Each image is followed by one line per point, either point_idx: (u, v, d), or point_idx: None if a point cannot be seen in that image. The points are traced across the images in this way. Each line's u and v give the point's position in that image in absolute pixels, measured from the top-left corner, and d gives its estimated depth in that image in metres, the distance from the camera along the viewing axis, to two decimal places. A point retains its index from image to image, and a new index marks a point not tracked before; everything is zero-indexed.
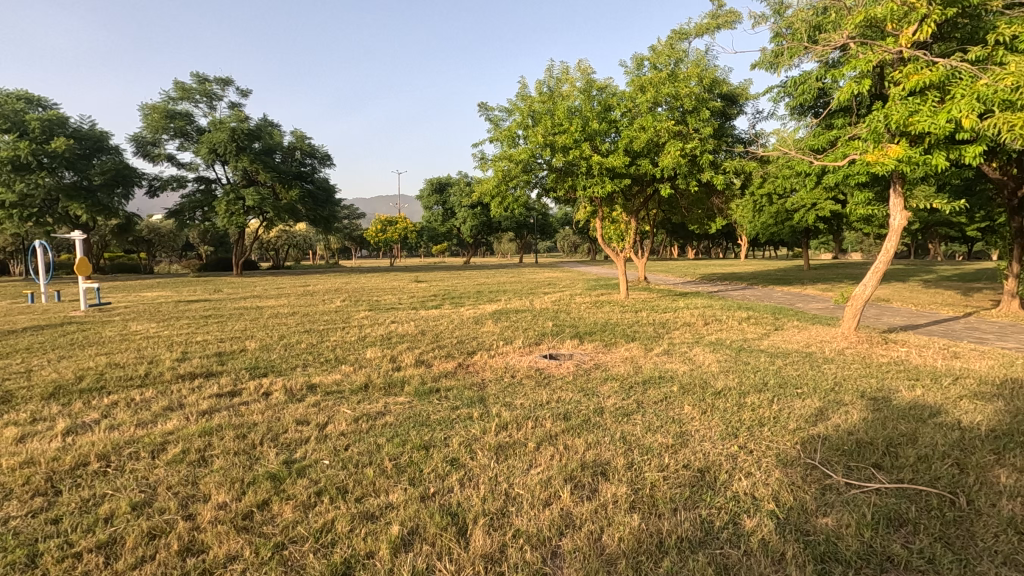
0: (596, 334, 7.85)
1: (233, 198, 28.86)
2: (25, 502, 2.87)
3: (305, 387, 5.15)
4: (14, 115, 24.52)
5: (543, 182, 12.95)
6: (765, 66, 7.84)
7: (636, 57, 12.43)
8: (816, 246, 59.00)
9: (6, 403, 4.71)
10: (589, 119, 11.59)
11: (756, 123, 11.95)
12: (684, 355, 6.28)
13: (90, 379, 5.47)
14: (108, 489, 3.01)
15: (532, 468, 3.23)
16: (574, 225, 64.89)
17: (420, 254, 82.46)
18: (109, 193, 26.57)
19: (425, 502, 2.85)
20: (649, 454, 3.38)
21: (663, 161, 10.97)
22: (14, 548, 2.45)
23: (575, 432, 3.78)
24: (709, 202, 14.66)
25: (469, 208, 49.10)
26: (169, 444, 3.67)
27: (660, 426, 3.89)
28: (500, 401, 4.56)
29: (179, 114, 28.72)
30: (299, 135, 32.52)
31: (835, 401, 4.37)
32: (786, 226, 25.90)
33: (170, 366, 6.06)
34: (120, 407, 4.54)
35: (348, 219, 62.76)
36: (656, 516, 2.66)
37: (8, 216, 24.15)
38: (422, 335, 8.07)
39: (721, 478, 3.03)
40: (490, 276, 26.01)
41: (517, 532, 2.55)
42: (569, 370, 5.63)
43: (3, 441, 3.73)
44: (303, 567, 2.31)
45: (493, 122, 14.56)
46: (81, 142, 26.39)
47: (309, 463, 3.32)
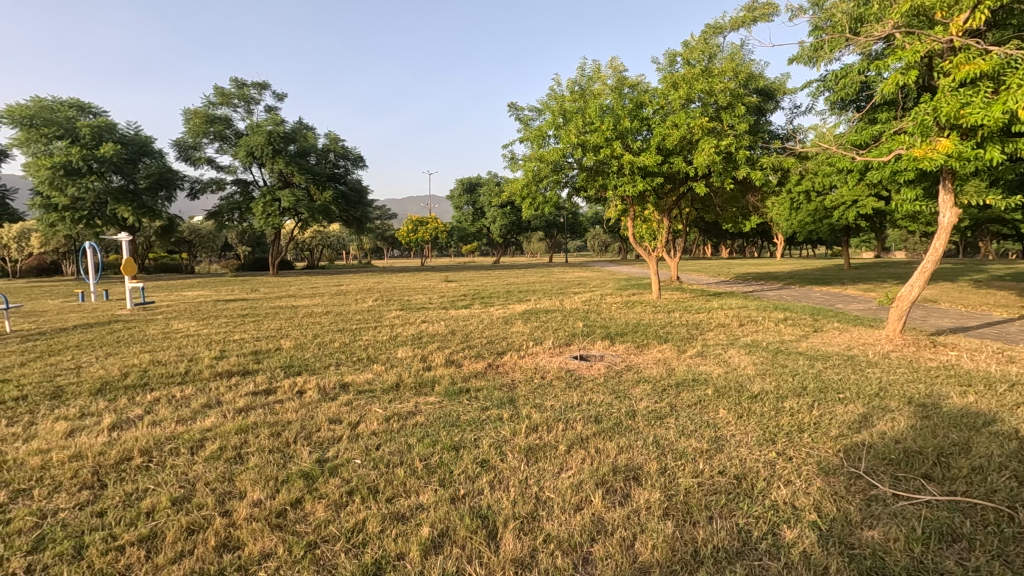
0: (628, 335, 7.73)
1: (270, 199, 29.63)
2: (73, 495, 2.99)
3: (338, 386, 5.22)
4: (67, 122, 25.74)
5: (573, 182, 12.90)
6: (804, 60, 7.62)
7: (669, 53, 12.22)
8: (858, 246, 57.04)
9: (57, 398, 4.92)
10: (620, 118, 11.48)
11: (794, 118, 11.59)
12: (720, 357, 6.12)
13: (134, 376, 5.66)
14: (150, 484, 3.10)
15: (564, 472, 3.19)
16: (604, 224, 64.35)
17: (451, 254, 83.20)
18: (154, 195, 27.59)
19: (455, 504, 2.85)
20: (684, 459, 3.30)
21: (697, 159, 10.72)
22: (62, 539, 2.55)
23: (607, 436, 3.72)
24: (744, 200, 14.30)
25: (499, 207, 49.27)
26: (207, 441, 3.77)
27: (694, 430, 3.79)
28: (530, 402, 4.54)
29: (219, 118, 29.61)
30: (333, 137, 33.12)
31: (879, 407, 4.19)
32: (825, 224, 25.09)
33: (209, 364, 6.23)
34: (162, 404, 4.69)
35: (381, 220, 63.87)
36: (691, 524, 2.59)
37: (61, 219, 25.33)
38: (451, 334, 8.09)
39: (761, 486, 2.92)
40: (521, 275, 26.06)
41: (548, 537, 2.51)
42: (600, 372, 5.58)
43: (53, 435, 3.89)
44: (334, 567, 2.33)
45: (524, 121, 14.55)
46: (127, 147, 27.48)
47: (341, 463, 3.36)
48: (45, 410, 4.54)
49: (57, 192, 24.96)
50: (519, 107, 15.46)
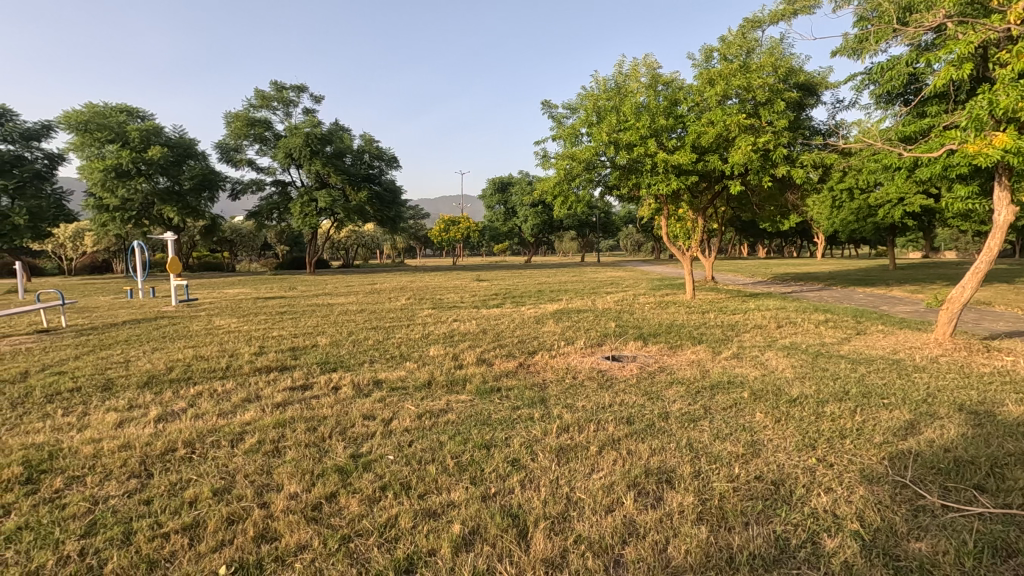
0: (661, 336, 7.62)
1: (307, 200, 30.34)
2: (123, 483, 3.13)
3: (372, 383, 5.32)
4: (117, 126, 26.90)
5: (606, 180, 12.81)
6: (847, 53, 7.38)
7: (705, 49, 11.96)
8: (905, 246, 54.83)
9: (108, 390, 5.16)
10: (654, 115, 11.33)
11: (836, 114, 11.17)
12: (757, 359, 5.97)
13: (178, 370, 5.88)
14: (193, 474, 3.22)
15: (595, 473, 3.17)
16: (637, 224, 63.60)
17: (482, 253, 83.74)
18: (197, 196, 28.64)
19: (486, 502, 2.86)
20: (718, 463, 3.23)
21: (733, 157, 10.46)
22: (112, 524, 2.67)
23: (640, 437, 3.68)
24: (783, 199, 13.91)
25: (531, 207, 49.27)
26: (246, 434, 3.88)
27: (730, 433, 3.71)
28: (561, 402, 4.52)
29: (259, 120, 30.38)
30: (368, 138, 33.62)
31: (927, 414, 4.01)
32: (869, 223, 24.17)
33: (249, 359, 6.42)
34: (204, 397, 4.86)
35: (414, 220, 64.67)
36: (726, 530, 2.53)
37: (111, 219, 26.50)
38: (483, 333, 8.11)
39: (800, 493, 2.83)
40: (553, 275, 25.97)
41: (579, 538, 2.50)
42: (632, 373, 5.50)
43: (104, 425, 4.07)
44: (368, 560, 2.36)
45: (557, 119, 14.53)
46: (173, 150, 28.56)
47: (374, 458, 3.42)
48: (97, 401, 4.77)
49: (109, 194, 26.15)
50: (553, 105, 15.43)
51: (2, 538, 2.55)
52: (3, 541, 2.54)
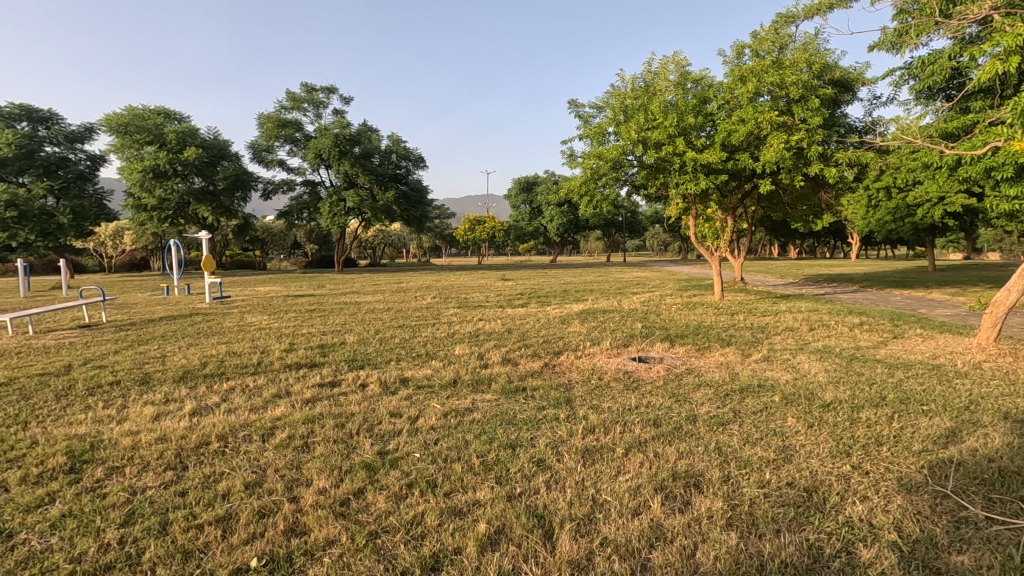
0: (688, 337, 7.51)
1: (336, 199, 30.84)
2: (160, 474, 3.23)
3: (399, 380, 5.38)
4: (156, 128, 27.78)
5: (633, 179, 12.70)
6: (886, 47, 7.16)
7: (736, 45, 11.75)
8: (945, 247, 52.90)
9: (145, 384, 5.33)
10: (684, 113, 11.20)
11: (874, 110, 10.83)
12: (788, 363, 5.83)
13: (212, 366, 6.04)
14: (226, 468, 3.30)
15: (621, 475, 3.13)
16: (664, 224, 62.83)
17: (507, 252, 83.86)
18: (230, 196, 29.35)
19: (512, 502, 2.85)
20: (748, 468, 3.16)
21: (765, 155, 10.24)
22: (149, 515, 2.75)
23: (667, 440, 3.63)
24: (817, 198, 13.56)
25: (557, 206, 49.10)
26: (277, 429, 3.97)
27: (760, 438, 3.63)
28: (587, 403, 4.49)
29: (290, 121, 30.98)
30: (395, 139, 33.97)
31: (970, 422, 3.86)
32: (908, 223, 23.39)
33: (279, 356, 6.56)
34: (237, 392, 4.98)
35: (440, 219, 65.10)
36: (757, 537, 2.48)
37: (149, 218, 27.35)
38: (508, 333, 8.10)
39: (834, 501, 2.75)
40: (578, 275, 25.80)
41: (605, 540, 2.48)
42: (659, 375, 5.43)
43: (142, 418, 4.21)
44: (394, 557, 2.39)
45: (583, 118, 14.48)
46: (208, 150, 29.33)
47: (401, 456, 3.45)
48: (135, 394, 4.93)
49: (147, 194, 27.03)
50: (579, 105, 15.39)
51: (47, 524, 2.66)
52: (48, 527, 2.64)
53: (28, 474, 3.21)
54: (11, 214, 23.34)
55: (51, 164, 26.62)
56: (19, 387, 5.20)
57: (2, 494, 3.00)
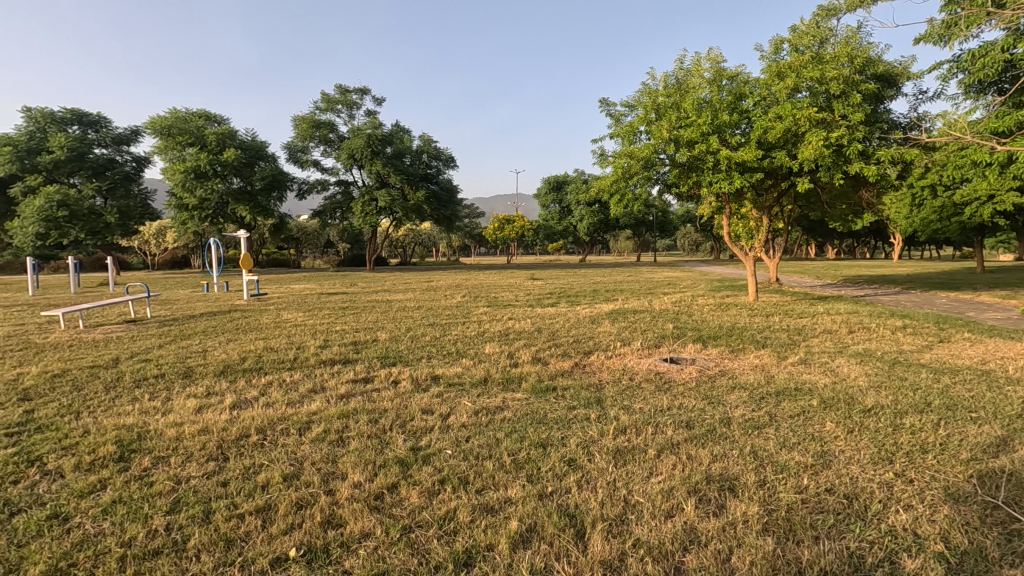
0: (722, 339, 7.38)
1: (369, 199, 31.33)
2: (202, 465, 3.34)
3: (430, 377, 5.44)
4: (197, 130, 28.72)
5: (665, 178, 12.55)
6: (933, 40, 6.89)
7: (774, 40, 11.48)
8: (995, 248, 50.58)
9: (187, 377, 5.54)
10: (718, 111, 11.00)
11: (920, 106, 10.43)
12: (826, 366, 5.67)
13: (251, 361, 6.23)
14: (264, 460, 3.40)
15: (653, 477, 3.11)
16: (696, 224, 61.78)
17: (536, 251, 83.72)
18: (267, 196, 30.08)
19: (543, 500, 2.86)
20: (785, 473, 3.09)
21: (803, 153, 9.96)
22: (193, 503, 2.86)
23: (700, 443, 3.57)
24: (857, 197, 13.13)
25: (586, 205, 48.81)
26: (313, 423, 4.06)
27: (797, 442, 3.55)
28: (618, 404, 4.45)
29: (324, 122, 31.62)
30: (426, 139, 34.29)
31: (1023, 431, 3.68)
32: (954, 223, 22.44)
33: (314, 352, 6.72)
34: (274, 387, 5.13)
35: (469, 219, 65.42)
36: (795, 543, 2.43)
37: (190, 218, 28.30)
38: (538, 333, 8.10)
39: (877, 509, 2.67)
40: (608, 275, 25.54)
41: (638, 542, 2.46)
42: (691, 376, 5.35)
43: (185, 410, 4.38)
44: (428, 551, 2.42)
45: (614, 117, 14.37)
46: (246, 151, 30.13)
47: (433, 452, 3.49)
48: (179, 387, 5.13)
49: (188, 194, 27.97)
50: (611, 103, 15.27)
51: (99, 509, 2.79)
52: (100, 512, 2.77)
53: (81, 461, 3.37)
54: (63, 214, 24.47)
55: (100, 166, 27.74)
56: (71, 378, 5.45)
57: (59, 479, 3.16)
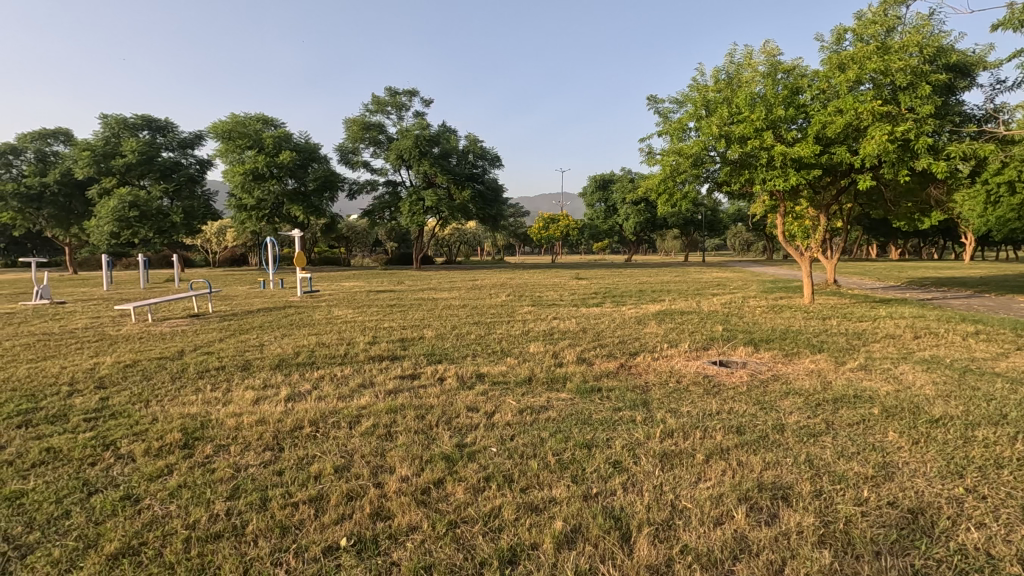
0: (774, 342, 7.11)
1: (416, 199, 31.88)
2: (259, 454, 3.50)
3: (475, 376, 5.50)
4: (255, 134, 30.00)
5: (715, 176, 12.26)
6: (1011, 25, 6.41)
7: (836, 30, 10.98)
8: None
9: (246, 370, 5.80)
10: (773, 105, 10.62)
11: (998, 96, 9.72)
12: (889, 373, 5.37)
13: (304, 355, 6.46)
14: (317, 451, 3.52)
15: (702, 482, 3.03)
16: (748, 223, 59.82)
17: (580, 250, 83.03)
18: (320, 196, 31.06)
19: (588, 501, 2.84)
20: (843, 484, 2.96)
21: (864, 148, 9.46)
22: (251, 490, 3.00)
23: (751, 449, 3.46)
24: (924, 194, 12.38)
25: (633, 204, 48.12)
26: (363, 417, 4.18)
27: (856, 452, 3.39)
28: (665, 406, 4.36)
29: (374, 124, 32.40)
30: (473, 139, 34.61)
31: None
32: None
33: (364, 348, 6.90)
34: (326, 381, 5.32)
35: (514, 218, 65.58)
36: (852, 558, 2.32)
37: (248, 218, 29.62)
38: (583, 333, 8.04)
39: (945, 526, 2.51)
40: (655, 275, 25.01)
41: (685, 548, 2.41)
42: (742, 380, 5.19)
43: (244, 401, 4.59)
44: (473, 547, 2.45)
45: (662, 114, 14.12)
46: (300, 153, 31.23)
47: (478, 449, 3.53)
48: (238, 379, 5.39)
49: (247, 195, 29.28)
50: (659, 99, 15.00)
51: (167, 492, 2.96)
52: (167, 496, 2.94)
53: (151, 447, 3.58)
54: (134, 214, 26.05)
55: (167, 168, 29.36)
56: (140, 368, 5.81)
57: (130, 463, 3.37)
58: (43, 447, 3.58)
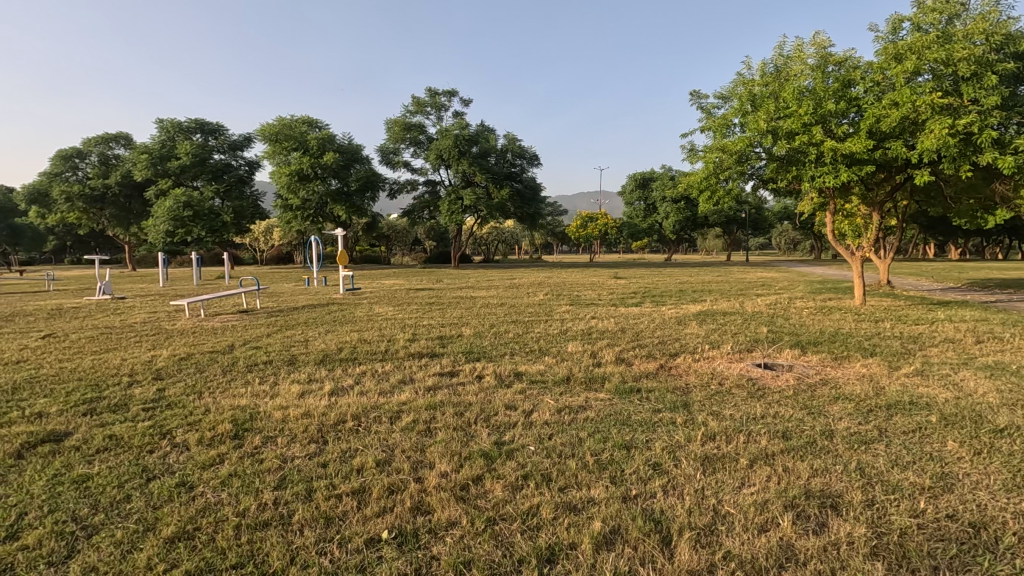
0: (823, 345, 6.85)
1: (455, 198, 32.15)
2: (305, 446, 3.60)
3: (513, 374, 5.52)
4: (301, 136, 30.94)
5: (760, 173, 11.94)
6: None
7: (893, 18, 10.49)
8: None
9: (292, 364, 6.00)
10: (823, 99, 10.23)
11: None
12: (948, 379, 5.09)
13: (347, 351, 6.63)
14: (359, 445, 3.61)
15: (745, 487, 2.96)
16: (795, 221, 57.78)
17: (619, 249, 82.21)
18: (361, 196, 31.71)
19: (627, 503, 2.81)
20: (897, 494, 2.83)
21: (923, 143, 8.97)
22: (297, 481, 3.10)
23: (798, 455, 3.35)
24: (989, 190, 11.67)
25: (673, 202, 47.25)
26: (403, 413, 4.26)
27: (911, 461, 3.23)
28: (706, 409, 4.27)
29: (415, 125, 32.91)
30: (511, 138, 34.72)
31: None
32: None
33: (404, 345, 7.02)
34: (367, 376, 5.44)
35: (551, 217, 65.40)
36: (906, 572, 2.22)
37: (294, 217, 30.52)
38: (622, 332, 7.95)
39: (1011, 542, 2.37)
40: (697, 275, 24.21)
41: (728, 554, 2.36)
42: (788, 383, 5.03)
43: (290, 395, 4.75)
44: (512, 544, 2.47)
45: (705, 110, 13.81)
46: (343, 154, 31.98)
47: (516, 447, 3.54)
48: (284, 373, 5.58)
49: (293, 195, 30.18)
50: (702, 95, 14.69)
51: (219, 481, 3.09)
52: (219, 484, 3.07)
53: (204, 437, 3.74)
54: (187, 213, 27.23)
55: (219, 170, 30.57)
56: (194, 361, 6.08)
57: (186, 451, 3.53)
58: (106, 434, 3.79)
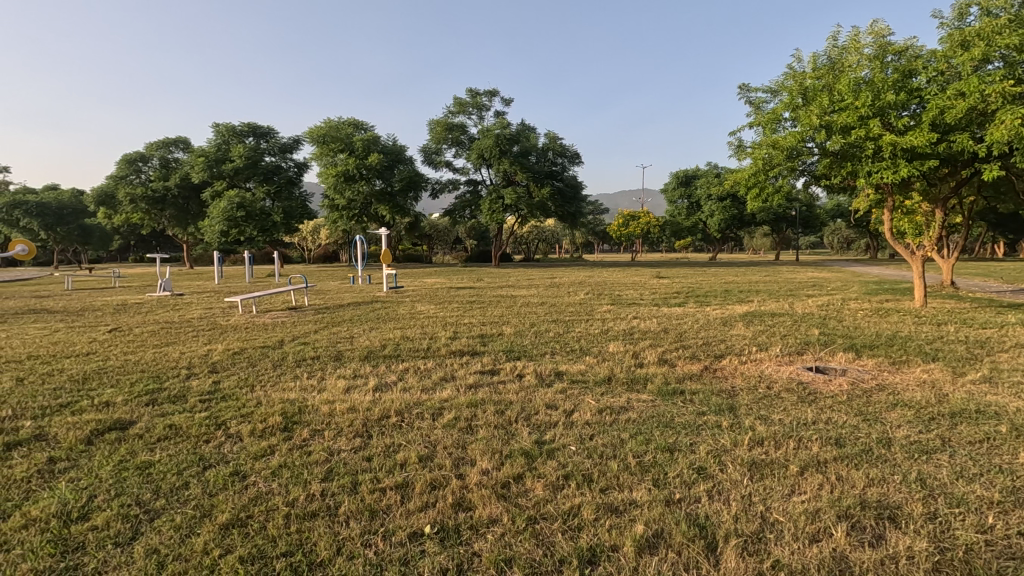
0: (879, 349, 6.52)
1: (496, 197, 32.28)
2: (350, 440, 3.70)
3: (554, 373, 5.51)
4: (347, 138, 31.76)
5: (812, 169, 11.50)
6: None
7: (958, 4, 9.89)
8: None
9: (337, 360, 6.18)
10: (882, 90, 9.74)
11: None
12: (1020, 387, 4.75)
13: (390, 348, 6.76)
14: (402, 440, 3.67)
15: (796, 495, 2.86)
16: (848, 219, 55.25)
17: (660, 248, 80.75)
18: (405, 196, 32.25)
19: (670, 506, 2.76)
20: (962, 507, 2.67)
21: (992, 135, 8.40)
22: (343, 474, 3.18)
23: (852, 463, 3.21)
24: None
25: (718, 199, 46.00)
26: (444, 410, 4.30)
27: (978, 473, 3.04)
28: (753, 413, 4.14)
29: (456, 125, 33.24)
30: (553, 136, 34.61)
31: None
32: None
33: (445, 343, 7.10)
34: (410, 372, 5.55)
35: (592, 216, 64.84)
36: None
37: (340, 217, 31.34)
38: (665, 333, 7.79)
39: None
40: (744, 275, 23.42)
41: (778, 563, 2.28)
42: (841, 388, 4.81)
43: (336, 390, 4.88)
44: (552, 544, 2.46)
45: (754, 104, 13.38)
46: (387, 155, 32.60)
47: (557, 447, 3.52)
48: (331, 368, 5.75)
49: (339, 195, 30.97)
50: (750, 89, 14.23)
51: (269, 471, 3.21)
52: (270, 474, 3.19)
53: (256, 428, 3.90)
54: (240, 214, 28.31)
55: (269, 172, 31.68)
56: (245, 356, 6.32)
57: (239, 441, 3.69)
58: (166, 423, 4.00)
